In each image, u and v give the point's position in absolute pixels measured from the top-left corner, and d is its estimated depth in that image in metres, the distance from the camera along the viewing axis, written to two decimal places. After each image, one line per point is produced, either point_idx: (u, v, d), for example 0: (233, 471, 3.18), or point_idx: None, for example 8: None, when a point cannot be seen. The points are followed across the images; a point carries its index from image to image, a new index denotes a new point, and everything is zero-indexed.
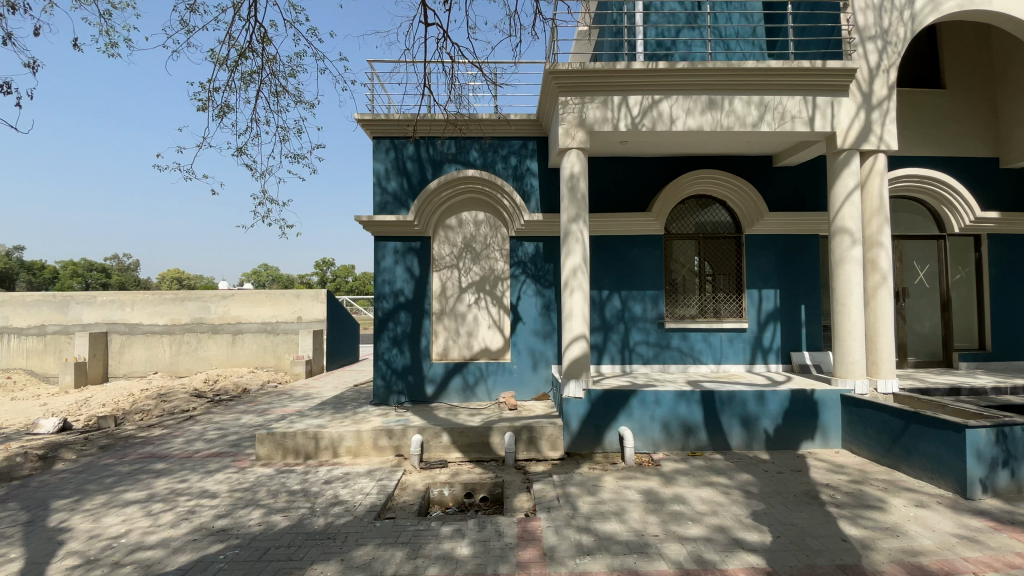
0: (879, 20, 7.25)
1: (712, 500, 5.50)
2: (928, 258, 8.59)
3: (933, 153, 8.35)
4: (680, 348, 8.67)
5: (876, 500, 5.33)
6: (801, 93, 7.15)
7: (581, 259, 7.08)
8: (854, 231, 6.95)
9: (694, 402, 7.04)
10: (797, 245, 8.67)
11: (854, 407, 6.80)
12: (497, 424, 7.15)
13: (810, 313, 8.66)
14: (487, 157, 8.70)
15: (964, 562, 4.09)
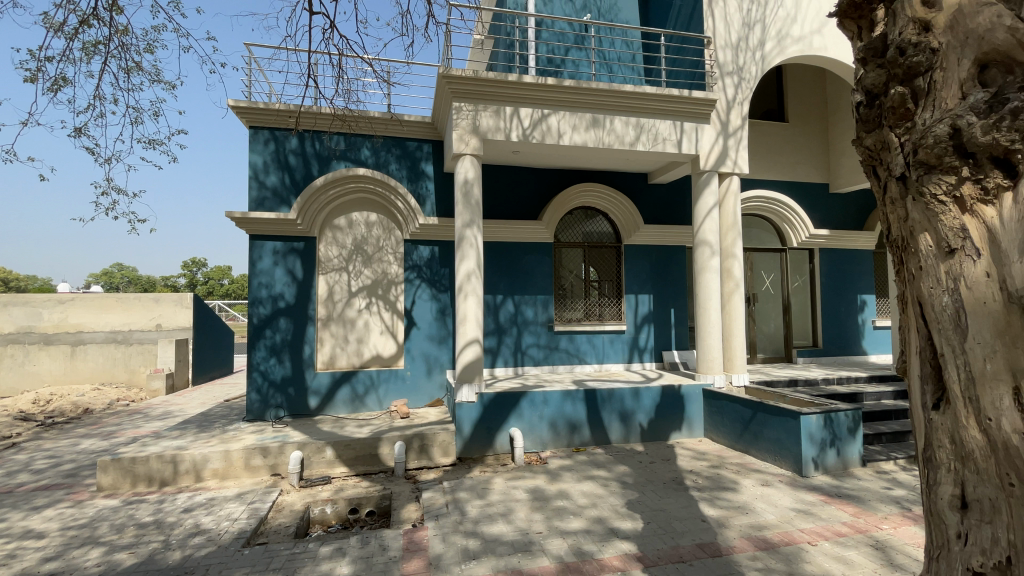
0: (735, 58, 8.29)
1: (593, 493, 5.82)
2: (773, 268, 9.96)
3: (777, 178, 9.73)
4: (568, 349, 9.10)
5: (730, 482, 6.03)
6: (672, 118, 7.92)
7: (475, 264, 7.09)
8: (712, 243, 7.83)
9: (579, 401, 7.41)
10: (669, 255, 9.55)
11: (713, 399, 7.64)
12: (386, 434, 6.89)
13: (679, 316, 9.59)
14: (379, 157, 8.39)
15: (796, 531, 4.77)
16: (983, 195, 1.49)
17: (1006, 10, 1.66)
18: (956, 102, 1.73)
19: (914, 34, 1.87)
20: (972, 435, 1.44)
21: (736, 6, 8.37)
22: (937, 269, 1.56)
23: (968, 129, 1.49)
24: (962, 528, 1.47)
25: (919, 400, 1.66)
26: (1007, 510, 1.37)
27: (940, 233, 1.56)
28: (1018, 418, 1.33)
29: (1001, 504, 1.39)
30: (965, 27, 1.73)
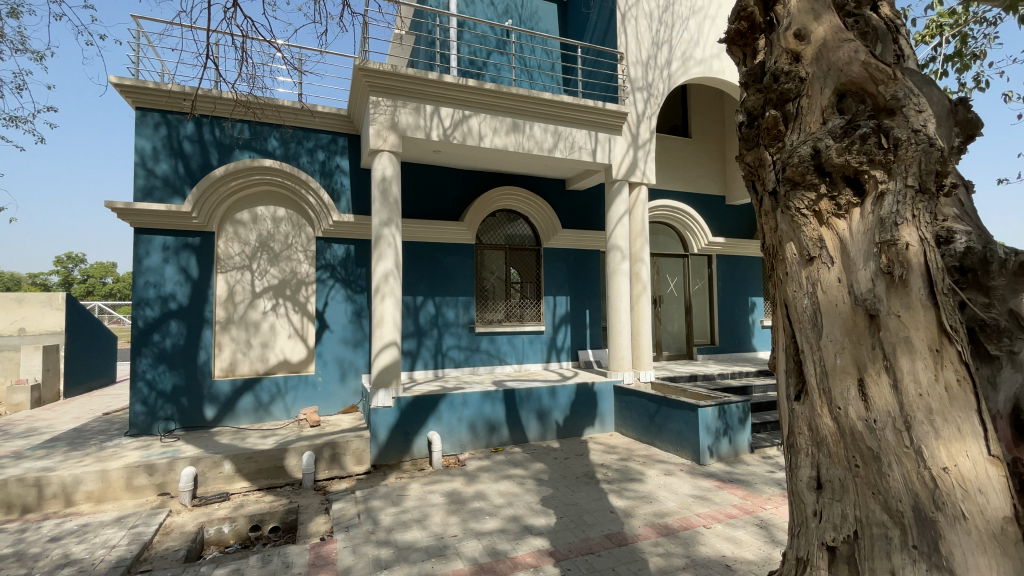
0: (646, 75, 8.80)
1: (509, 492, 5.88)
2: (677, 272, 10.72)
3: (682, 189, 10.48)
4: (488, 350, 9.12)
5: (637, 473, 6.38)
6: (588, 128, 8.24)
7: (393, 264, 6.88)
8: (623, 248, 8.25)
9: (498, 402, 7.46)
10: (585, 258, 9.92)
11: (623, 395, 8.04)
12: (294, 444, 6.47)
13: (593, 317, 9.99)
14: (289, 148, 7.86)
15: (694, 516, 5.15)
16: (837, 209, 1.70)
17: (858, 51, 1.93)
18: (818, 126, 1.96)
19: (788, 65, 2.12)
20: (825, 421, 1.60)
21: (647, 25, 8.90)
22: (799, 274, 1.75)
23: (826, 151, 1.70)
24: (817, 506, 1.60)
25: (784, 392, 1.82)
26: (853, 488, 1.52)
27: (802, 241, 1.75)
28: (861, 405, 1.51)
29: (848, 483, 1.53)
30: (826, 61, 1.98)
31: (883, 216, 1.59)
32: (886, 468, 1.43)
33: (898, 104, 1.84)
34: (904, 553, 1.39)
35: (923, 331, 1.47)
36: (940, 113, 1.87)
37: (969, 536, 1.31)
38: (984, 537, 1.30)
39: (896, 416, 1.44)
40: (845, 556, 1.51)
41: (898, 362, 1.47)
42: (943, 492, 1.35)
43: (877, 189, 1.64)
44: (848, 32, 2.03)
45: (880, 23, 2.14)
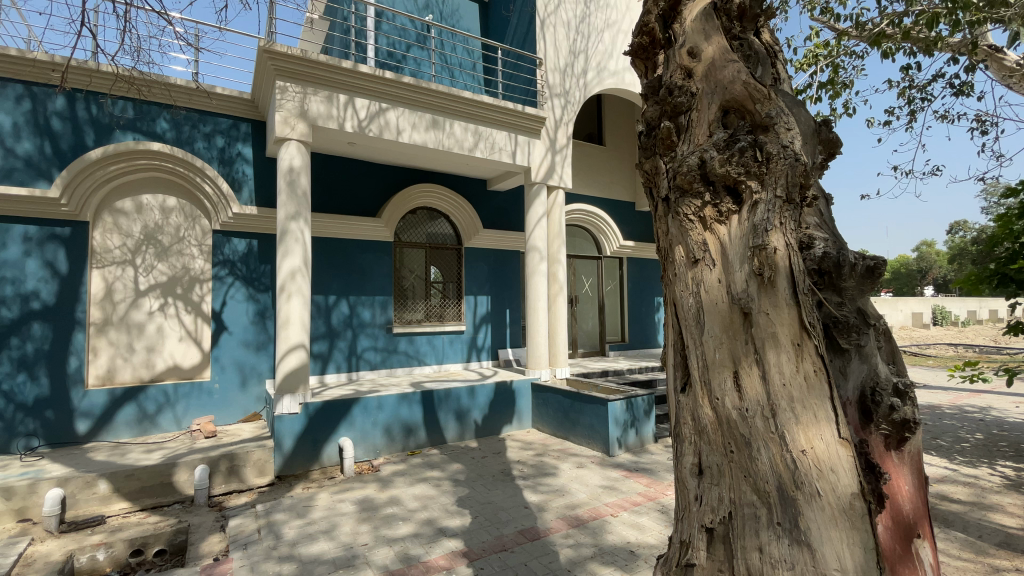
0: (562, 82, 9.05)
1: (424, 495, 5.77)
2: (592, 274, 11.14)
3: (596, 194, 10.93)
4: (406, 351, 8.89)
5: (551, 467, 6.55)
6: (507, 130, 8.32)
7: (301, 261, 6.46)
8: (541, 249, 8.42)
9: (415, 404, 7.28)
10: (505, 258, 10.00)
11: (539, 392, 8.21)
12: (186, 458, 5.87)
13: (513, 316, 10.11)
14: (181, 132, 7.11)
15: (602, 506, 5.39)
16: (719, 215, 1.86)
17: (741, 71, 2.11)
18: (705, 138, 2.13)
19: (681, 81, 2.28)
20: (705, 412, 1.73)
21: (564, 34, 9.14)
22: (686, 275, 1.89)
23: (710, 162, 1.86)
24: (698, 490, 1.72)
25: (672, 385, 1.96)
26: (728, 472, 1.65)
27: (689, 245, 1.90)
28: (736, 395, 1.65)
29: (724, 468, 1.67)
30: (713, 79, 2.15)
31: (756, 223, 1.75)
32: (756, 453, 1.56)
33: (771, 121, 2.03)
34: (769, 529, 1.52)
35: (787, 327, 1.64)
36: (806, 132, 2.09)
37: (822, 511, 1.46)
38: (835, 511, 1.46)
39: (764, 404, 1.58)
40: (721, 536, 1.62)
41: (766, 354, 1.62)
42: (802, 472, 1.49)
43: (752, 199, 1.81)
44: (733, 53, 2.21)
45: (760, 48, 2.35)
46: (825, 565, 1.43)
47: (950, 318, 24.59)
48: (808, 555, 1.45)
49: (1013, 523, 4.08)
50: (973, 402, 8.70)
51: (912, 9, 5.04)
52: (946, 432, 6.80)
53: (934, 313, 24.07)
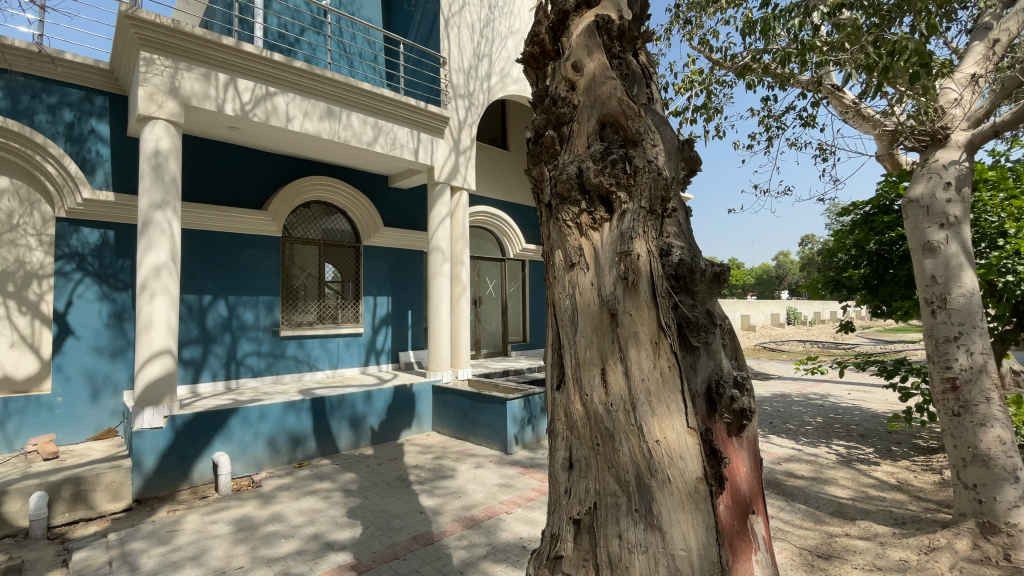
0: (466, 84, 9.01)
1: (311, 508, 5.41)
2: (495, 275, 11.25)
3: (499, 197, 11.08)
4: (295, 356, 8.28)
5: (449, 470, 6.49)
6: (409, 126, 8.11)
7: (169, 256, 5.72)
8: (444, 249, 8.29)
9: (304, 412, 6.80)
10: (406, 258, 9.73)
11: (439, 394, 8.09)
12: (16, 486, 4.92)
13: (415, 317, 9.88)
14: (17, 101, 5.99)
15: (497, 504, 5.45)
16: (593, 222, 2.00)
17: (617, 88, 2.26)
18: (584, 149, 2.25)
19: (565, 92, 2.40)
20: (576, 408, 1.83)
21: (468, 36, 9.10)
22: (564, 278, 1.99)
23: (586, 172, 1.99)
24: (567, 484, 1.81)
25: (549, 383, 2.05)
26: (594, 465, 1.75)
27: (567, 250, 2.01)
28: (603, 391, 1.76)
29: (591, 461, 1.76)
30: (593, 94, 2.28)
31: (623, 231, 1.90)
32: (618, 445, 1.68)
33: (640, 137, 2.20)
34: (628, 515, 1.64)
35: (647, 326, 1.78)
36: (670, 150, 2.29)
37: (671, 496, 1.61)
38: (682, 495, 1.61)
39: (625, 399, 1.71)
40: (586, 527, 1.72)
41: (629, 353, 1.75)
42: (655, 461, 1.63)
43: (621, 209, 1.96)
44: (611, 70, 2.36)
45: (637, 68, 2.53)
46: (672, 545, 1.57)
47: (800, 319, 28.57)
48: (659, 537, 1.58)
49: (843, 493, 4.81)
50: (816, 390, 10.16)
51: (769, 49, 5.76)
52: (795, 417, 7.87)
53: (789, 314, 27.82)
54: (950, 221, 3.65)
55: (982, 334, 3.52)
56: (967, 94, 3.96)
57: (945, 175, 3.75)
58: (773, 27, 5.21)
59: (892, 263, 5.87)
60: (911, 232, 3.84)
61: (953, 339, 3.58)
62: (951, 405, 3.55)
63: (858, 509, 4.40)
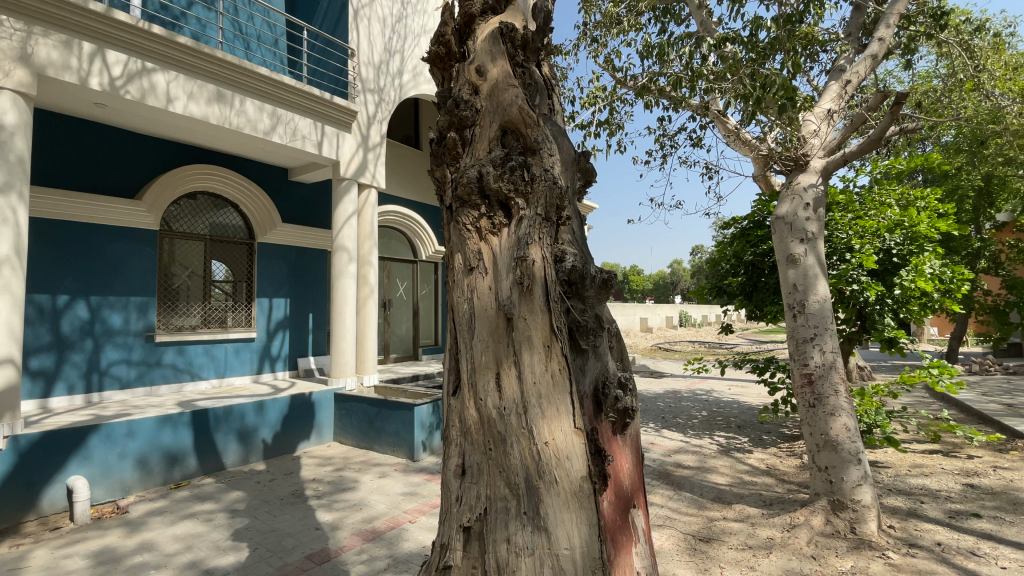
0: (377, 78, 8.64)
1: (189, 534, 4.84)
2: (406, 277, 10.92)
3: (410, 198, 10.80)
4: (174, 364, 7.41)
5: (350, 481, 6.16)
6: (312, 117, 7.56)
7: (12, 249, 4.77)
8: (350, 249, 7.77)
9: (182, 426, 6.07)
10: (307, 258, 9.13)
11: (341, 402, 7.61)
12: None
13: (316, 321, 9.31)
14: None
15: (401, 514, 5.28)
16: (492, 227, 2.01)
17: (518, 96, 2.29)
18: (485, 153, 2.25)
19: (468, 96, 2.39)
20: (470, 413, 1.84)
21: (379, 30, 8.77)
22: (463, 282, 1.99)
23: (487, 176, 2.01)
24: (459, 490, 1.80)
25: (445, 389, 2.03)
26: (487, 470, 1.76)
27: (466, 253, 2.01)
28: (497, 396, 1.78)
29: (483, 466, 1.78)
30: (496, 99, 2.30)
31: (520, 237, 1.93)
32: (509, 448, 1.71)
33: (538, 146, 2.24)
34: (516, 518, 1.67)
35: (541, 330, 1.83)
36: (567, 160, 2.37)
37: (557, 496, 1.66)
38: (567, 495, 1.66)
39: (517, 402, 1.74)
40: (476, 534, 1.72)
41: (523, 357, 1.79)
42: (544, 462, 1.67)
43: (519, 215, 2.00)
44: (514, 78, 2.39)
45: (540, 77, 2.58)
46: (557, 545, 1.62)
47: (691, 322, 31.27)
48: (545, 538, 1.63)
49: (722, 480, 5.30)
50: (702, 387, 11.16)
51: (664, 73, 6.22)
52: (683, 412, 8.56)
53: (681, 317, 30.34)
54: (808, 236, 4.18)
55: (832, 334, 4.05)
56: (823, 126, 4.54)
57: (805, 196, 4.29)
58: (667, 53, 5.64)
59: (763, 272, 6.58)
60: (778, 245, 4.33)
61: (811, 339, 4.06)
62: (808, 397, 4.01)
63: (734, 494, 4.87)
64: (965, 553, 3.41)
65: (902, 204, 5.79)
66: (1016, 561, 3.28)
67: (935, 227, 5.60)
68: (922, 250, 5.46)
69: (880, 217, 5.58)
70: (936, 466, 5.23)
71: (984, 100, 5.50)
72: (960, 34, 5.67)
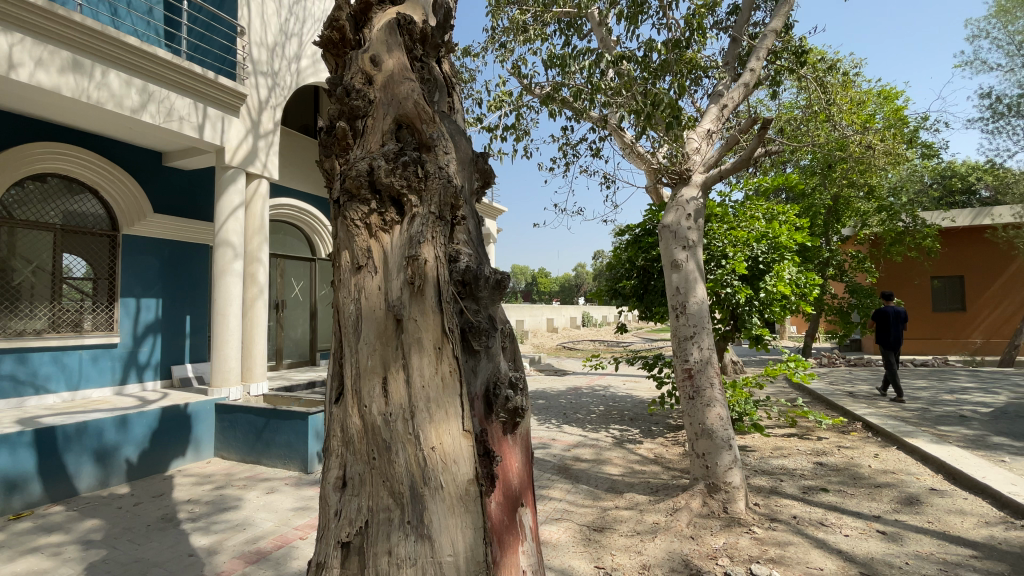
0: (270, 61, 7.85)
1: (28, 572, 3.87)
2: (302, 277, 10.20)
3: (310, 191, 10.06)
4: (12, 376, 6.25)
5: (233, 500, 5.26)
6: (192, 96, 6.54)
7: None
8: (236, 245, 6.91)
9: (22, 447, 4.84)
10: (184, 254, 8.17)
11: (225, 412, 6.53)
12: None
13: (194, 323, 8.37)
14: None
15: (292, 531, 4.58)
16: (383, 223, 1.95)
17: (415, 90, 2.22)
18: (377, 147, 2.16)
19: (361, 85, 2.27)
20: (353, 421, 1.81)
21: (273, 9, 8.04)
22: (350, 281, 1.93)
23: (377, 170, 1.95)
24: (339, 504, 1.80)
25: (326, 397, 1.98)
26: (368, 481, 1.76)
27: (354, 250, 1.94)
28: (382, 401, 1.76)
29: (365, 476, 1.77)
30: (391, 91, 2.21)
31: (411, 235, 1.89)
32: (394, 455, 1.71)
33: (433, 142, 2.18)
34: (399, 529, 1.68)
35: (431, 332, 1.82)
36: (463, 159, 2.33)
37: (442, 502, 1.68)
38: (452, 501, 1.69)
39: (404, 408, 1.74)
40: (355, 548, 1.72)
41: (411, 360, 1.78)
42: (429, 468, 1.69)
43: (411, 211, 1.96)
44: (412, 72, 2.31)
45: (440, 74, 2.51)
46: (441, 553, 1.64)
47: (592, 322, 32.98)
48: (428, 547, 1.65)
49: (615, 471, 5.60)
50: (601, 382, 11.80)
51: (567, 84, 6.43)
52: (582, 407, 8.95)
53: (583, 318, 31.83)
54: (689, 244, 4.55)
55: (708, 333, 4.45)
56: (704, 145, 4.93)
57: (687, 208, 4.67)
58: (570, 65, 5.84)
59: (653, 275, 7.11)
60: (664, 252, 4.67)
61: (690, 338, 4.43)
62: (688, 390, 4.37)
63: (626, 483, 5.17)
64: (814, 523, 3.92)
65: (767, 218, 6.55)
66: (855, 528, 3.82)
67: (793, 239, 6.39)
68: (783, 258, 6.19)
69: (750, 228, 6.27)
70: (793, 447, 5.98)
71: (834, 130, 6.35)
72: (816, 71, 6.49)
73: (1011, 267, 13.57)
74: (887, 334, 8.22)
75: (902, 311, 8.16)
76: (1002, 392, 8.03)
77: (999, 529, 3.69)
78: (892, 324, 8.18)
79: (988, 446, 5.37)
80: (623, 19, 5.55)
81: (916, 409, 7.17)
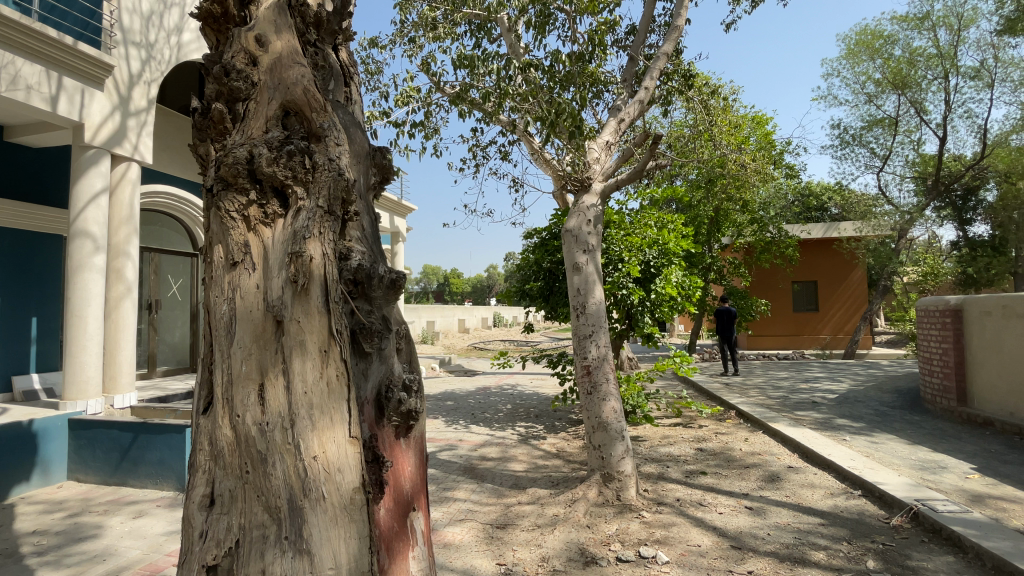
0: (144, 31, 6.92)
1: None
2: (181, 274, 9.17)
3: (192, 179, 9.04)
4: None
5: (90, 528, 4.51)
6: (43, 63, 5.55)
7: None
8: (98, 236, 5.96)
9: None
10: (30, 243, 6.95)
11: (81, 429, 5.61)
12: None
13: (42, 326, 7.17)
14: None
15: (165, 556, 3.97)
16: (264, 217, 1.90)
17: (304, 75, 2.08)
18: (259, 133, 2.01)
19: (243, 65, 2.09)
20: (224, 432, 1.77)
21: None
22: (223, 279, 1.87)
23: (257, 159, 1.88)
24: (204, 526, 1.74)
25: (195, 407, 1.92)
26: (240, 496, 1.73)
27: (229, 246, 1.88)
28: (258, 409, 1.73)
29: (237, 492, 1.73)
30: (277, 75, 2.06)
31: (295, 230, 1.85)
32: (270, 468, 1.69)
33: (323, 133, 2.05)
34: (274, 545, 1.66)
35: (315, 334, 1.79)
36: (358, 153, 2.22)
37: (323, 513, 1.67)
38: (335, 511, 1.69)
39: (283, 416, 1.72)
40: (222, 571, 1.68)
41: (291, 365, 1.76)
42: (309, 478, 1.68)
43: (296, 205, 1.91)
44: (302, 56, 2.16)
45: (337, 63, 2.37)
46: (320, 565, 1.64)
47: (504, 322, 33.36)
48: (307, 561, 1.64)
49: (520, 467, 5.70)
50: (509, 381, 11.98)
51: (476, 85, 6.42)
52: (490, 407, 9.03)
53: (494, 318, 32.12)
54: (589, 248, 4.77)
55: (605, 332, 4.69)
56: (603, 155, 5.19)
57: (588, 214, 4.89)
58: (479, 67, 5.81)
59: (558, 277, 7.35)
60: (567, 255, 4.85)
61: (589, 336, 4.64)
62: (586, 385, 4.56)
63: (528, 479, 5.27)
64: (695, 504, 4.29)
65: (659, 226, 7.05)
66: (728, 506, 4.24)
67: (680, 246, 6.93)
68: (671, 263, 6.70)
69: (643, 234, 6.72)
70: (678, 435, 6.50)
71: (715, 149, 6.98)
72: (702, 94, 7.09)
73: (853, 274, 15.92)
74: (726, 329, 10.08)
75: (733, 311, 9.84)
76: (844, 380, 9.38)
77: (841, 498, 4.31)
78: (728, 321, 10.00)
79: (832, 428, 6.24)
80: (532, 28, 5.67)
81: (779, 397, 8.16)
